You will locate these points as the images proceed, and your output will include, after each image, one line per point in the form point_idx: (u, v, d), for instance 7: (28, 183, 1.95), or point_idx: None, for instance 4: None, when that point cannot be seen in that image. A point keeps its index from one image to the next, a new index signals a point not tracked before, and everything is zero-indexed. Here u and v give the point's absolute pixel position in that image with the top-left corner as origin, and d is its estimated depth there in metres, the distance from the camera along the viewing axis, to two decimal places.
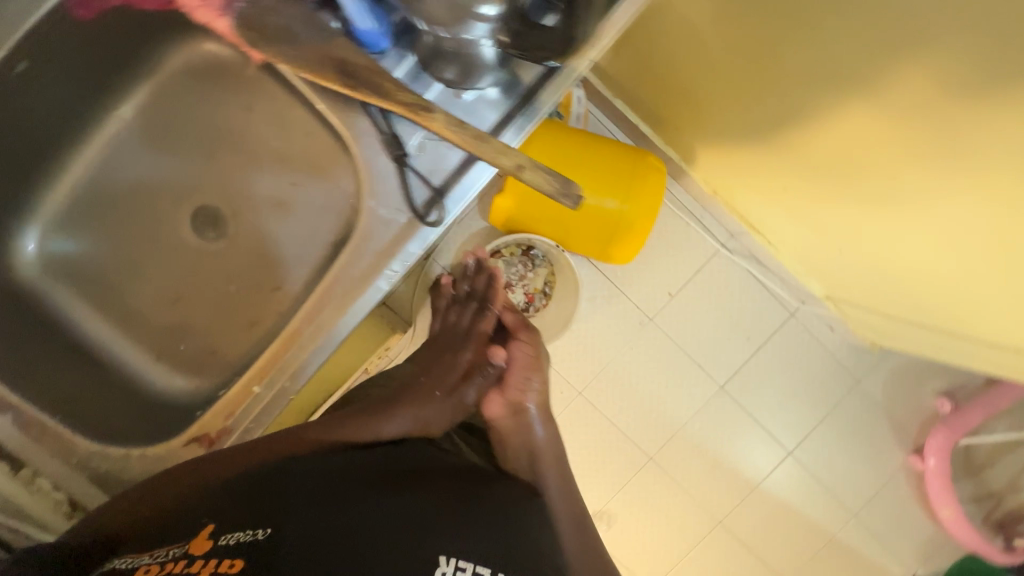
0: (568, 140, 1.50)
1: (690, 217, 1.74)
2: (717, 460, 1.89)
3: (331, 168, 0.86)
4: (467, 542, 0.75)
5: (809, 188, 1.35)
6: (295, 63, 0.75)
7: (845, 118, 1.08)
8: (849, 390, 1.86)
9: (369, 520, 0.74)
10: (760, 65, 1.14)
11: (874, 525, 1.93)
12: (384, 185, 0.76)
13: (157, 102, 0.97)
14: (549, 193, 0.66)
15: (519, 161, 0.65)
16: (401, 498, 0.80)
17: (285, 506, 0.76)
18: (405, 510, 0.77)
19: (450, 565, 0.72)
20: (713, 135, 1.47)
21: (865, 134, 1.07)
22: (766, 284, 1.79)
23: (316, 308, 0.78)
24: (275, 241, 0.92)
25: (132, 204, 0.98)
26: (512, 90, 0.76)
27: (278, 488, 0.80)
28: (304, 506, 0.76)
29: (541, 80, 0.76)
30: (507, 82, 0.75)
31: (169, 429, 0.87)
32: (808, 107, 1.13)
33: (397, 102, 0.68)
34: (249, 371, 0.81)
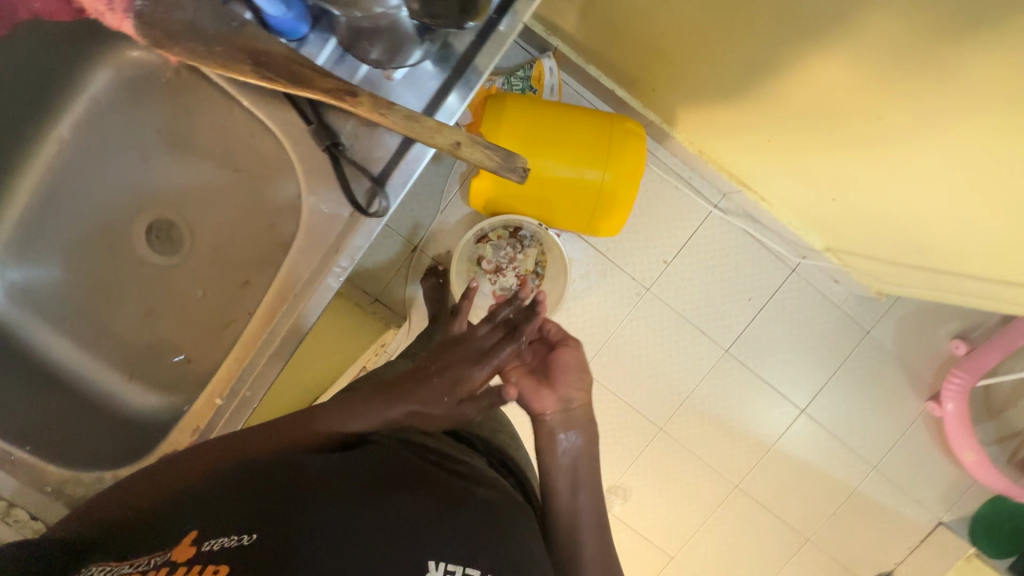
0: (542, 111, 1.44)
1: (679, 181, 1.69)
2: (729, 424, 1.86)
3: (280, 167, 0.85)
4: (474, 543, 0.62)
5: (793, 138, 1.29)
6: (210, 60, 0.74)
7: (817, 60, 1.02)
8: (859, 341, 1.80)
9: (363, 515, 0.61)
10: (725, 12, 1.07)
11: (896, 475, 1.89)
12: (324, 178, 0.78)
13: (94, 119, 0.95)
14: (493, 168, 0.69)
15: (456, 138, 0.68)
16: (402, 485, 0.67)
17: (269, 499, 0.63)
18: (408, 503, 0.64)
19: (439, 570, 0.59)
20: (690, 93, 1.41)
21: (840, 74, 1.01)
22: (763, 241, 1.73)
23: (272, 310, 0.81)
24: (234, 249, 0.93)
25: (82, 225, 0.98)
26: (445, 61, 0.78)
27: (262, 478, 0.67)
28: (290, 497, 0.63)
29: (473, 47, 0.78)
30: (439, 53, 0.78)
31: (140, 448, 0.88)
32: (776, 52, 1.08)
33: (319, 89, 0.69)
34: (211, 384, 0.82)
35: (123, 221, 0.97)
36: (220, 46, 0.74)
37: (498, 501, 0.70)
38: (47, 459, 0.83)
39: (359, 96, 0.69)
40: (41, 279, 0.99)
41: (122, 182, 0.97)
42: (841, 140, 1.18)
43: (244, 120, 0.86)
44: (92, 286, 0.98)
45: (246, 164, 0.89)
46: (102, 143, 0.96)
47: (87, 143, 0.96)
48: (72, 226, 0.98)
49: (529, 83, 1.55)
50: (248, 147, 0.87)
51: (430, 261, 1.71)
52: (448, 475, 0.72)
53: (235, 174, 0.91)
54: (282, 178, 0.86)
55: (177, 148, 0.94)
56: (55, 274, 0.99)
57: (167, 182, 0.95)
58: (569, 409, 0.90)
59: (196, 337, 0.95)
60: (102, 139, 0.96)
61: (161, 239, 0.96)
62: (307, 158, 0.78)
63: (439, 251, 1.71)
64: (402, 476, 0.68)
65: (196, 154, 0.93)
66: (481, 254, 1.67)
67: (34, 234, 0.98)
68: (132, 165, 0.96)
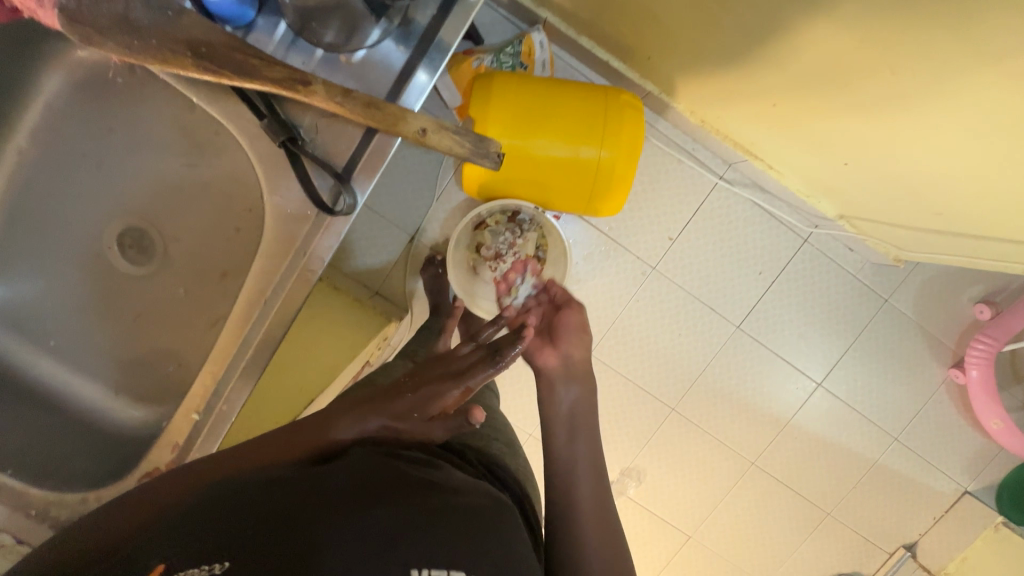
0: (532, 87, 1.36)
1: (682, 153, 1.61)
2: (743, 402, 1.81)
3: (247, 166, 0.82)
4: (459, 545, 0.61)
5: (798, 102, 1.21)
6: (143, 55, 0.70)
7: (818, 16, 0.94)
8: (877, 311, 1.73)
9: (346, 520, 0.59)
10: None
11: (920, 445, 1.83)
12: (287, 176, 0.78)
13: (50, 128, 0.93)
14: (465, 154, 0.73)
15: (423, 125, 0.70)
16: (384, 490, 0.65)
17: (248, 514, 0.61)
18: (391, 507, 0.62)
19: None
20: (687, 59, 1.33)
21: (846, 31, 0.93)
22: (772, 211, 1.65)
23: (245, 316, 0.83)
24: (203, 258, 0.92)
25: (51, 239, 0.97)
26: (407, 38, 0.75)
27: (245, 494, 0.65)
28: (270, 512, 0.61)
29: (435, 20, 0.75)
30: (400, 29, 0.75)
31: (126, 464, 0.91)
32: (774, 11, 1.00)
33: (268, 80, 0.69)
34: (187, 400, 0.86)
35: (96, 233, 0.96)
36: (154, 40, 0.71)
37: (485, 505, 0.69)
38: (31, 482, 0.86)
39: (314, 87, 0.69)
40: (21, 297, 0.99)
41: (91, 192, 0.94)
42: (851, 101, 1.10)
43: (207, 118, 0.82)
44: (75, 300, 0.98)
45: (215, 164, 0.86)
46: (67, 153, 0.93)
47: (53, 154, 0.93)
48: (49, 241, 0.97)
49: (519, 59, 1.47)
50: (215, 146, 0.84)
51: (428, 250, 1.67)
52: (435, 478, 0.70)
53: (206, 176, 0.88)
54: (251, 177, 0.82)
55: (143, 153, 0.90)
56: (39, 290, 0.99)
57: (136, 188, 0.93)
58: (570, 363, 0.99)
59: (184, 343, 0.94)
60: (66, 149, 0.92)
61: (133, 249, 0.95)
62: (272, 152, 0.77)
63: (435, 241, 1.66)
64: (384, 480, 0.67)
65: (163, 158, 0.89)
66: (480, 241, 1.62)
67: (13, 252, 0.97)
68: (99, 174, 0.93)
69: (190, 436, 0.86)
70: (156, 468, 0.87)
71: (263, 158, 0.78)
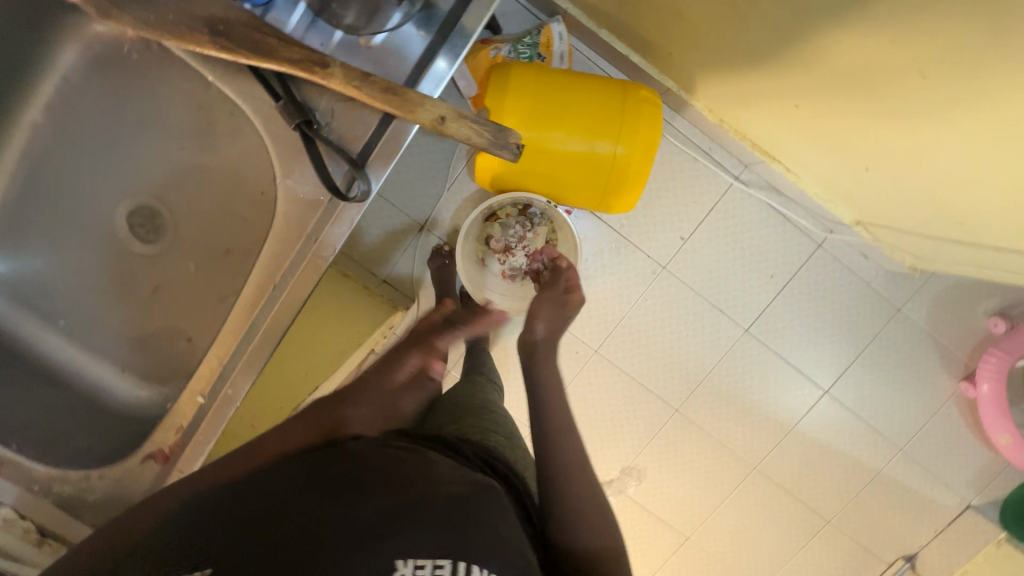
0: (549, 79, 1.34)
1: (699, 153, 1.58)
2: (748, 406, 1.80)
3: (260, 149, 0.81)
4: (444, 536, 0.59)
5: (822, 105, 1.18)
6: (164, 32, 0.72)
7: (854, 20, 0.91)
8: (888, 320, 1.71)
9: (323, 522, 0.58)
10: None
11: (925, 458, 1.81)
12: (301, 161, 0.77)
13: (63, 101, 0.92)
14: (485, 145, 0.72)
15: (442, 112, 0.69)
16: (365, 483, 0.63)
17: (227, 516, 0.60)
18: (371, 502, 0.61)
19: (407, 567, 0.56)
20: (711, 58, 1.30)
21: (881, 38, 0.90)
22: (787, 215, 1.62)
23: (253, 303, 0.82)
24: (214, 240, 0.91)
25: (59, 212, 0.97)
26: (429, 23, 0.74)
27: (224, 494, 0.64)
28: (249, 512, 0.60)
29: (459, 6, 0.74)
30: (422, 14, 0.73)
31: (129, 444, 0.91)
32: (806, 13, 0.97)
33: (286, 61, 0.69)
34: (194, 383, 0.86)
35: (107, 210, 0.95)
36: (172, 16, 0.72)
37: (470, 490, 0.66)
38: (37, 457, 0.87)
39: (334, 73, 0.68)
40: (30, 271, 0.99)
41: (103, 170, 0.94)
42: (876, 105, 1.07)
43: (222, 98, 0.81)
44: (84, 277, 0.98)
45: (228, 145, 0.85)
46: (79, 128, 0.92)
47: (65, 128, 0.92)
48: (59, 217, 0.97)
49: (537, 50, 1.45)
50: (228, 127, 0.83)
51: (437, 240, 1.66)
52: (422, 467, 0.68)
53: (218, 157, 0.87)
54: (264, 160, 0.81)
55: (156, 132, 0.90)
56: (48, 266, 0.98)
57: (149, 167, 0.92)
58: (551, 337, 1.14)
59: (192, 325, 0.94)
60: (79, 124, 0.92)
61: (144, 228, 0.95)
62: (287, 136, 0.76)
63: (445, 231, 1.65)
64: (365, 473, 0.65)
65: (176, 137, 0.89)
66: (490, 233, 1.61)
67: (22, 226, 0.97)
68: (111, 151, 0.92)
69: (196, 418, 0.85)
70: (160, 449, 0.87)
71: (277, 141, 0.77)
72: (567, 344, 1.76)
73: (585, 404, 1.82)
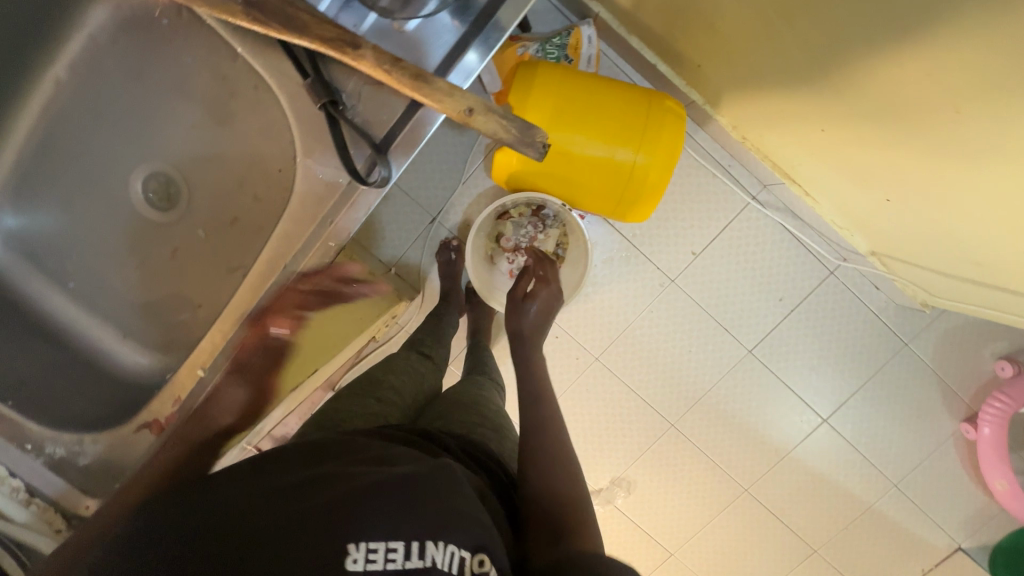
0: (575, 83, 1.33)
1: (719, 170, 1.57)
2: (744, 428, 1.78)
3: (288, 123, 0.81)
4: (399, 515, 0.56)
5: (847, 132, 1.17)
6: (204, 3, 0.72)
7: (895, 49, 0.89)
8: (894, 354, 1.69)
9: (273, 522, 0.57)
10: None
11: (918, 496, 1.79)
12: (323, 141, 0.76)
13: (88, 61, 0.92)
14: (512, 143, 0.70)
15: (471, 104, 0.68)
16: (322, 475, 0.61)
17: (178, 522, 0.59)
18: (325, 491, 0.59)
19: (361, 549, 0.54)
20: (741, 76, 1.29)
21: (922, 71, 0.88)
22: (801, 239, 1.61)
23: (261, 282, 0.81)
24: (226, 212, 0.91)
25: (74, 171, 0.96)
26: (464, 13, 0.73)
27: (178, 497, 0.63)
28: (203, 517, 0.59)
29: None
30: (458, 4, 0.72)
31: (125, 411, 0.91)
32: (845, 37, 0.95)
33: (318, 38, 0.68)
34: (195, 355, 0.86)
35: (122, 175, 0.95)
36: None
37: (422, 465, 0.63)
38: (31, 415, 0.87)
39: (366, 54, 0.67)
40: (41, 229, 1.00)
41: (122, 134, 0.93)
42: (903, 135, 1.05)
43: (249, 69, 0.80)
44: (96, 240, 0.98)
45: (252, 117, 0.84)
46: (104, 90, 0.92)
47: (88, 90, 0.92)
48: (74, 179, 0.97)
49: (565, 52, 1.44)
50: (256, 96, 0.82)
51: (447, 234, 1.65)
52: (385, 457, 0.66)
53: (241, 131, 0.86)
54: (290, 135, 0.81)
55: (179, 100, 0.89)
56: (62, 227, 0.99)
57: (168, 135, 0.92)
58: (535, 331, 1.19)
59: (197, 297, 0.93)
60: (102, 87, 0.92)
61: (157, 195, 0.94)
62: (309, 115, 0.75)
63: (456, 225, 1.64)
64: (323, 467, 0.63)
65: (198, 107, 0.88)
66: (501, 231, 1.61)
67: (39, 186, 0.98)
68: (131, 115, 0.92)
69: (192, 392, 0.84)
70: (156, 419, 0.86)
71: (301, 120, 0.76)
72: (569, 350, 1.75)
73: (582, 411, 1.81)
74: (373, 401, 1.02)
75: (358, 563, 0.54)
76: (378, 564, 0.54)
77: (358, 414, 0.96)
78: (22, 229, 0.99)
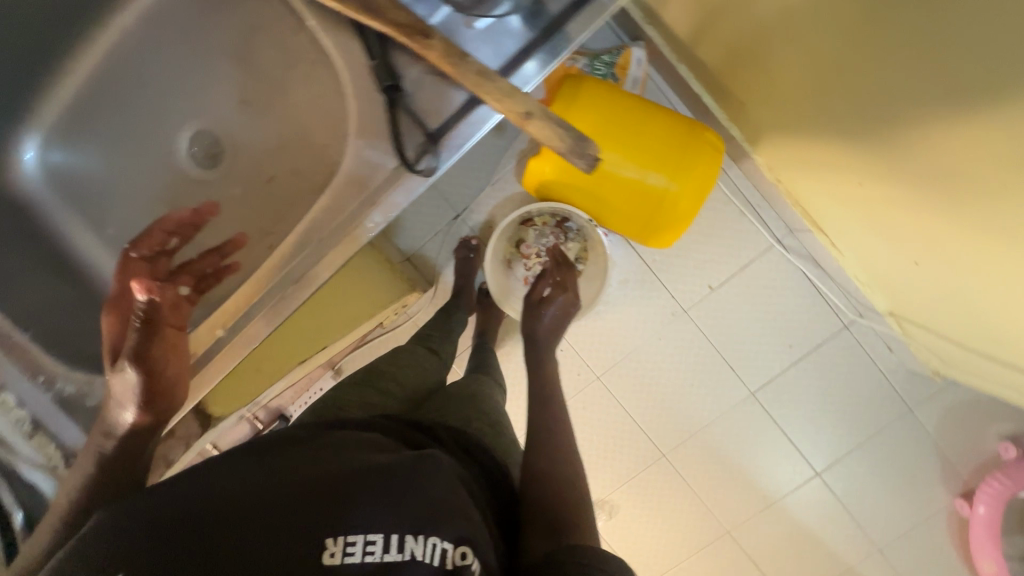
0: (619, 103, 1.34)
1: (747, 208, 1.57)
2: (736, 470, 1.76)
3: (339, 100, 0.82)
4: (380, 508, 0.54)
5: (885, 190, 1.15)
6: None
7: (950, 121, 0.87)
8: (897, 418, 1.67)
9: (243, 510, 0.52)
10: (864, 35, 0.93)
11: (902, 564, 1.77)
12: (376, 124, 0.76)
13: (160, 13, 0.94)
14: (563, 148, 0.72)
15: (529, 107, 0.68)
16: (296, 463, 0.58)
17: (134, 516, 0.52)
18: (299, 479, 0.56)
19: (338, 543, 0.51)
20: (786, 122, 1.29)
21: (974, 148, 0.86)
22: (821, 289, 1.59)
23: (292, 254, 0.80)
24: (267, 179, 0.92)
25: (125, 117, 0.98)
26: (534, 19, 0.74)
27: (135, 489, 0.56)
28: (162, 505, 0.53)
29: (567, 11, 0.73)
30: (530, 9, 0.74)
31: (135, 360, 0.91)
32: (904, 98, 0.93)
33: (391, 21, 0.67)
34: (215, 315, 0.84)
35: (169, 126, 0.97)
36: None
37: (404, 458, 0.60)
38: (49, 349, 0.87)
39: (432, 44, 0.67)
40: (80, 169, 1.00)
41: (178, 88, 0.96)
42: (938, 206, 1.04)
43: (312, 42, 0.82)
44: (130, 186, 0.99)
45: (305, 90, 0.86)
46: (168, 43, 0.94)
47: (152, 41, 0.95)
48: (120, 123, 0.98)
49: (613, 70, 1.45)
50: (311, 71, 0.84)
51: (469, 232, 1.66)
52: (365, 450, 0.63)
53: (292, 102, 0.88)
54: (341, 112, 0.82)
55: (238, 63, 0.91)
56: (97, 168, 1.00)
57: (222, 94, 0.94)
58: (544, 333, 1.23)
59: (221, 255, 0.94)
60: (169, 40, 0.94)
61: (203, 153, 0.96)
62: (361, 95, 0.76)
63: (479, 225, 1.65)
64: (298, 456, 0.60)
65: (255, 72, 0.90)
66: (522, 237, 1.60)
67: (81, 124, 0.98)
68: (192, 72, 0.95)
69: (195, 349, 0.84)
70: None
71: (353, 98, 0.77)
72: (571, 365, 1.75)
73: (576, 429, 1.80)
74: (373, 391, 1.02)
75: (335, 556, 0.51)
76: (356, 557, 0.51)
77: (359, 403, 0.96)
78: (55, 164, 0.99)
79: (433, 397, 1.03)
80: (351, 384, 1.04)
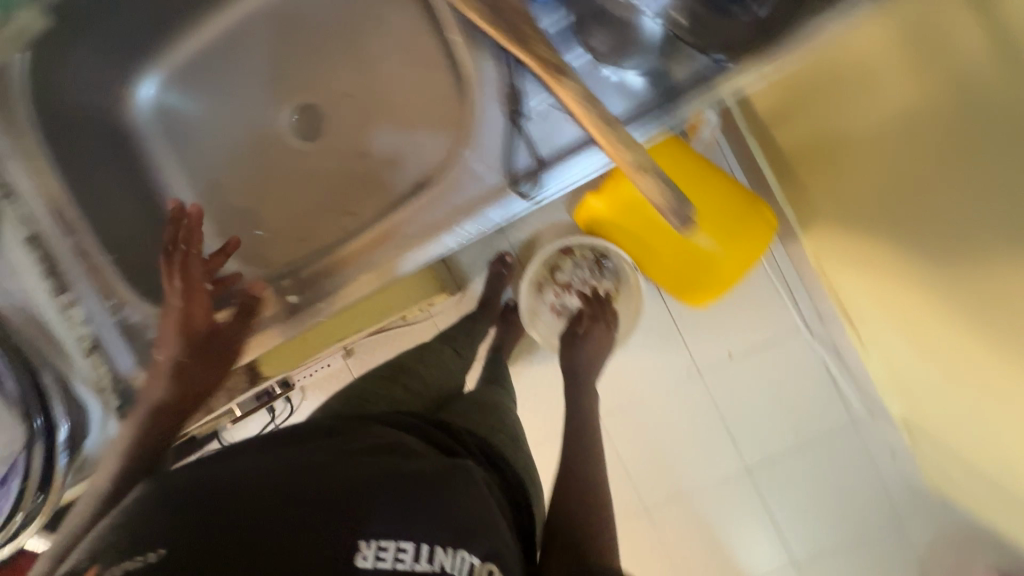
0: (688, 159, 1.34)
1: (782, 287, 1.59)
2: (719, 547, 1.71)
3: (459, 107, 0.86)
4: (411, 516, 0.55)
5: (913, 303, 1.15)
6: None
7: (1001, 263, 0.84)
8: (886, 527, 1.65)
9: (281, 502, 0.54)
10: (942, 160, 0.87)
11: None
12: (490, 138, 0.76)
13: None
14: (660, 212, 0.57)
15: (643, 161, 0.55)
16: (326, 463, 0.59)
17: (167, 494, 0.56)
18: (330, 480, 0.57)
19: (371, 547, 0.53)
20: (836, 212, 1.27)
21: (1022, 298, 0.83)
22: (839, 383, 1.61)
23: (372, 245, 0.83)
24: (364, 165, 0.96)
25: (241, 74, 0.99)
26: (657, 83, 0.74)
27: (178, 471, 0.60)
28: (194, 488, 0.56)
29: (693, 83, 0.71)
30: (655, 72, 0.74)
31: None
32: (962, 232, 0.90)
33: (533, 54, 0.58)
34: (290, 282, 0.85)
35: (282, 90, 0.99)
36: None
37: (438, 469, 0.62)
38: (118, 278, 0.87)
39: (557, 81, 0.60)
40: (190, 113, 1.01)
41: (299, 57, 0.97)
42: (964, 333, 1.02)
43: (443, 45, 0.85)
44: (224, 134, 1.00)
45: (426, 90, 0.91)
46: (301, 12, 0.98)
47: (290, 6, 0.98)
48: (234, 74, 1.00)
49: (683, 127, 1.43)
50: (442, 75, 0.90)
51: (507, 247, 1.66)
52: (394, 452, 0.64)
53: (410, 97, 0.93)
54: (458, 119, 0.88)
55: (364, 47, 0.95)
56: (195, 106, 1.00)
57: (337, 74, 0.96)
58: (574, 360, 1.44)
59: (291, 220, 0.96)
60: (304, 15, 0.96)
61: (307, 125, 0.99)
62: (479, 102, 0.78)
63: (518, 243, 1.65)
64: (328, 454, 0.61)
65: (377, 61, 0.95)
66: (559, 265, 1.59)
67: (192, 58, 0.98)
68: (316, 47, 0.97)
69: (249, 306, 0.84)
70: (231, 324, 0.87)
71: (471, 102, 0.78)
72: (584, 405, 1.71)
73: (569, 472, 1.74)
74: (400, 387, 1.05)
75: (366, 561, 0.52)
76: (387, 562, 0.52)
77: (383, 400, 0.98)
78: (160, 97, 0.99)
79: (450, 402, 1.03)
80: (377, 377, 1.06)
